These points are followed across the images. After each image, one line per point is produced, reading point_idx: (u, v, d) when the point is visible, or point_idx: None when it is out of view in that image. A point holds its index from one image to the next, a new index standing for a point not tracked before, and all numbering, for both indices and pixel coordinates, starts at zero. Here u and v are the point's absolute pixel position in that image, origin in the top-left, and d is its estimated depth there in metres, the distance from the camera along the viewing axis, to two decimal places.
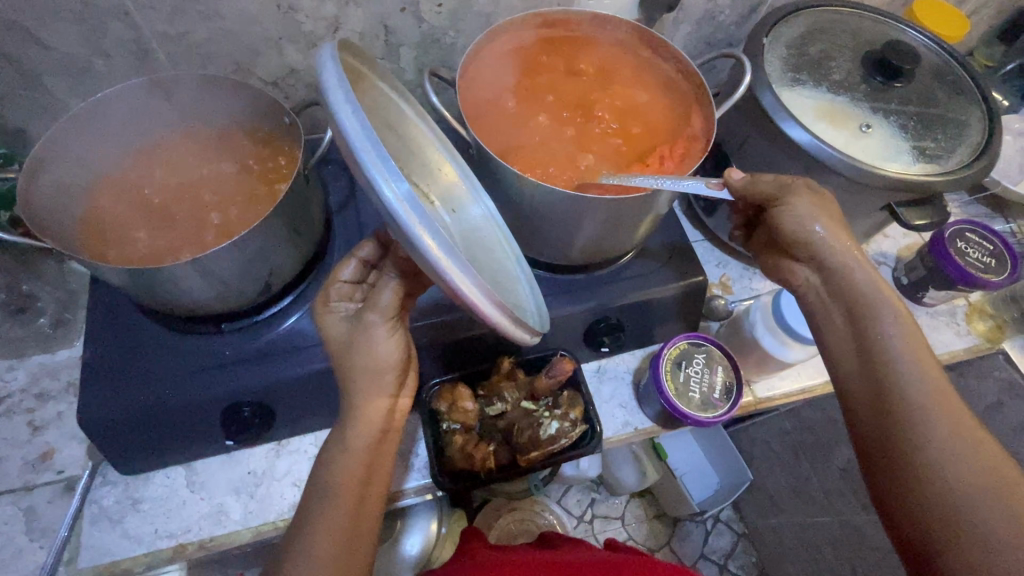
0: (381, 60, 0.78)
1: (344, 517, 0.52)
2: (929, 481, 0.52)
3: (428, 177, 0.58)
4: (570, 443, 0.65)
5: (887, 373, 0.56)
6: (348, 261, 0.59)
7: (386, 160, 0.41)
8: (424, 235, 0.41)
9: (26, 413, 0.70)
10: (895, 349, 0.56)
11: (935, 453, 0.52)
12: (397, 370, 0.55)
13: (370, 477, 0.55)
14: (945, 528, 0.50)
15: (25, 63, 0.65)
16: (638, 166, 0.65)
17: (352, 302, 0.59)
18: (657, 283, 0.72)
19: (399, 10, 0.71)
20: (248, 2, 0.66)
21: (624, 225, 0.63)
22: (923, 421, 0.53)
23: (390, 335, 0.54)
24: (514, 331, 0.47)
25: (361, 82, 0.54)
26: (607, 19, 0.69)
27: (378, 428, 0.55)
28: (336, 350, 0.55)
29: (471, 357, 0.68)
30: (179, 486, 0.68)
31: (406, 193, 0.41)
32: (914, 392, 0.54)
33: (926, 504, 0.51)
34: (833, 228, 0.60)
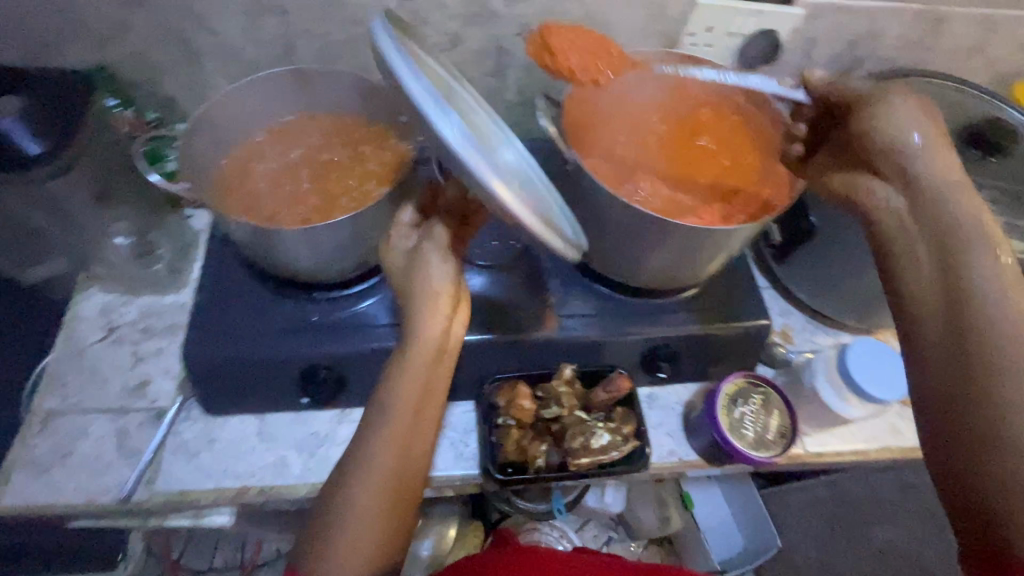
0: (489, 77, 0.84)
1: (398, 435, 0.57)
2: (997, 418, 0.40)
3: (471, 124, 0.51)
4: (620, 457, 0.66)
5: (954, 313, 0.43)
6: (405, 206, 0.62)
7: (434, 97, 0.49)
8: (473, 157, 0.48)
9: (132, 345, 0.78)
10: (977, 272, 0.43)
11: (1015, 388, 0.40)
12: (451, 293, 0.59)
13: (424, 404, 0.59)
14: (1007, 471, 0.39)
15: (192, 43, 0.76)
16: (728, 204, 0.67)
17: (410, 239, 0.62)
18: (722, 318, 0.74)
19: (514, 34, 0.78)
20: (386, 11, 0.74)
21: (700, 255, 0.65)
22: (987, 374, 0.41)
23: (444, 262, 0.59)
24: (552, 239, 0.51)
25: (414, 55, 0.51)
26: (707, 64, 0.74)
27: (436, 346, 0.58)
28: (396, 284, 0.60)
29: (532, 358, 0.71)
30: (250, 433, 0.74)
31: (458, 127, 0.49)
32: (1012, 338, 0.41)
33: (989, 471, 0.40)
34: (933, 138, 0.48)
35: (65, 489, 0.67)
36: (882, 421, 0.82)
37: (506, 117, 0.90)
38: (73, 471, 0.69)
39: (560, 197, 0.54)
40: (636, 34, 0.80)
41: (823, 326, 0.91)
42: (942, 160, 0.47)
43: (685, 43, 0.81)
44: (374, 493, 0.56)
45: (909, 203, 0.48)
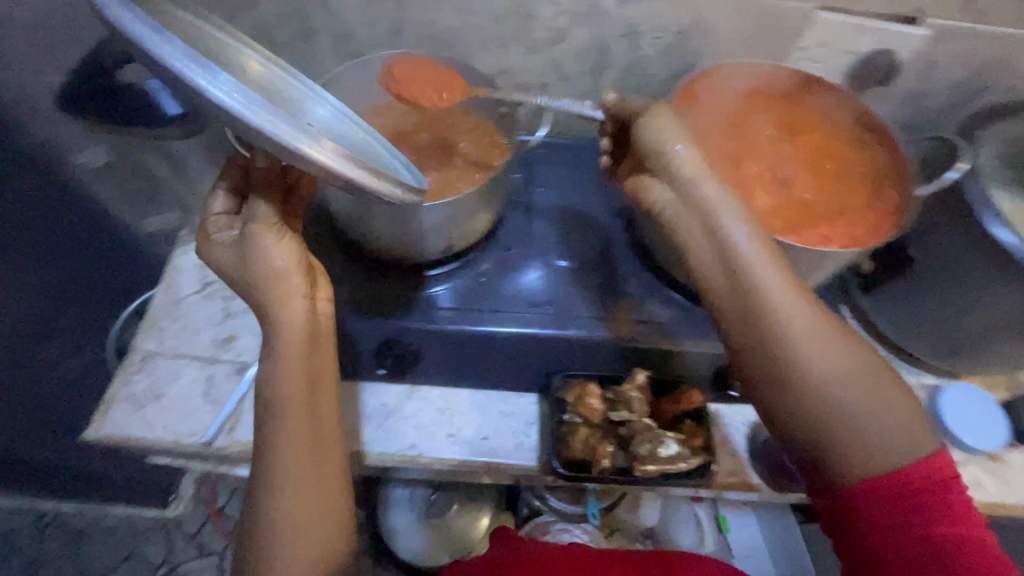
0: (587, 76, 0.84)
1: (301, 424, 0.58)
2: (814, 389, 0.53)
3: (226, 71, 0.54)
4: (687, 468, 0.66)
5: (755, 306, 0.55)
6: (217, 194, 0.62)
7: (199, 64, 0.44)
8: (277, 126, 0.45)
9: (223, 300, 0.83)
10: (762, 275, 0.55)
11: (816, 365, 0.53)
12: (301, 272, 0.58)
13: (314, 387, 0.60)
14: (842, 434, 0.53)
15: (310, 21, 0.79)
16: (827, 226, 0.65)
17: (231, 229, 0.61)
18: None
19: (620, 35, 0.78)
20: (497, 4, 0.75)
21: (790, 273, 0.65)
22: (791, 332, 0.54)
23: (280, 240, 0.57)
24: (384, 188, 0.50)
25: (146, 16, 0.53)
26: (816, 82, 0.72)
27: (306, 331, 0.59)
28: (233, 273, 0.58)
29: (604, 359, 0.71)
30: None
31: (236, 89, 0.44)
32: (791, 318, 0.54)
33: (820, 427, 0.54)
34: (688, 146, 0.58)
35: (156, 426, 0.73)
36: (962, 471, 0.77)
37: (596, 117, 0.90)
38: (164, 411, 0.74)
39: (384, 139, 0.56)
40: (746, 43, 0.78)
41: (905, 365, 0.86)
42: (700, 164, 0.58)
43: (796, 57, 0.79)
44: (303, 498, 0.57)
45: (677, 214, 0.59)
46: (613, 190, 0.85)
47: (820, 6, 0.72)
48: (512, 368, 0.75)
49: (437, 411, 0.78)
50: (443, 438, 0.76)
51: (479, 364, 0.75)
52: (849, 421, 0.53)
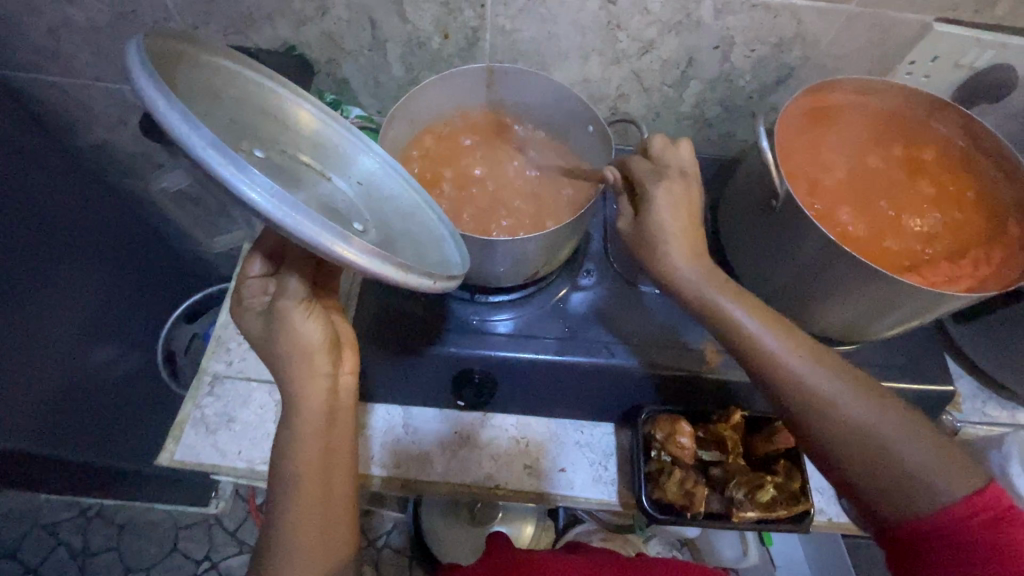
0: (669, 88, 0.80)
1: (314, 502, 0.58)
2: (850, 441, 0.52)
3: (297, 140, 0.54)
4: (787, 515, 0.62)
5: (767, 366, 0.55)
6: (252, 258, 0.61)
7: (233, 160, 0.39)
8: (314, 231, 0.40)
9: None
10: (751, 326, 0.55)
11: (847, 415, 0.52)
12: (327, 350, 0.58)
13: (331, 459, 0.59)
14: (887, 481, 0.50)
15: (383, 29, 0.76)
16: (953, 261, 0.61)
17: (266, 294, 0.60)
18: (894, 378, 0.71)
19: (711, 46, 0.74)
20: (584, 14, 0.71)
21: (901, 313, 0.61)
22: (812, 390, 0.53)
23: (308, 316, 0.57)
24: (415, 281, 0.46)
25: (209, 68, 0.51)
26: (932, 100, 0.65)
27: (325, 408, 0.58)
28: (259, 345, 0.59)
29: (683, 392, 0.68)
30: (396, 424, 0.76)
31: (267, 186, 0.39)
32: (807, 372, 0.54)
33: (851, 461, 0.52)
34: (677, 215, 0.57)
35: (229, 452, 0.71)
36: None
37: (672, 128, 0.86)
38: (237, 436, 0.72)
39: (437, 210, 0.57)
40: (848, 56, 0.73)
41: (998, 398, 0.82)
42: (692, 257, 0.57)
43: (900, 70, 0.74)
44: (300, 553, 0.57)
45: (686, 301, 0.57)
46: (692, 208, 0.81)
47: (938, 16, 0.67)
48: (591, 399, 0.72)
49: (513, 440, 0.75)
50: (521, 469, 0.73)
51: (560, 393, 0.71)
52: (893, 460, 0.50)
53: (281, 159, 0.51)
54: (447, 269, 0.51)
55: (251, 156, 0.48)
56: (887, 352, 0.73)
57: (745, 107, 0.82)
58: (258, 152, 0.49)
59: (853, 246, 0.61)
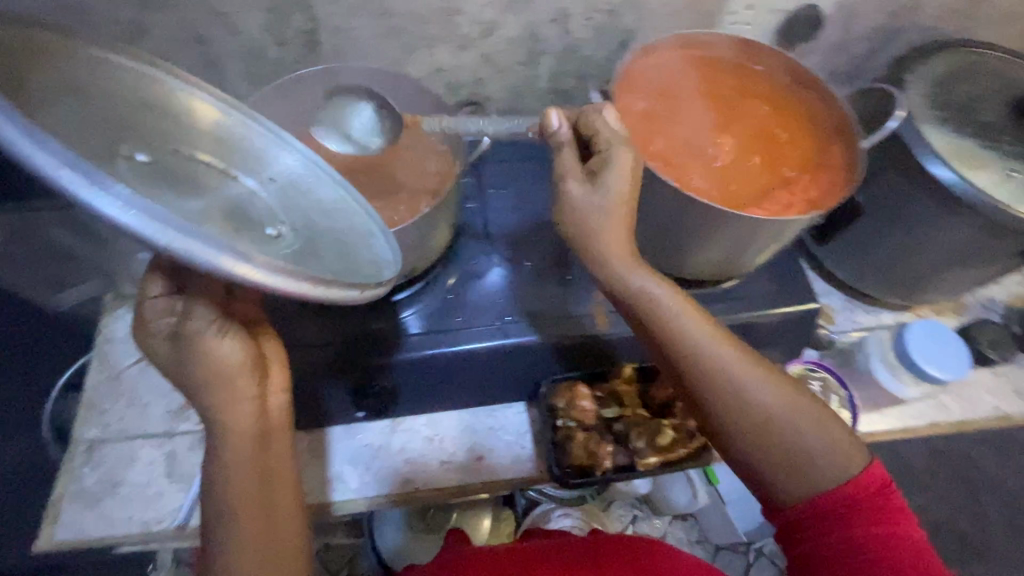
0: (522, 66, 0.81)
1: (258, 525, 0.51)
2: (760, 434, 0.54)
3: (196, 136, 0.49)
4: (687, 453, 0.66)
5: (692, 357, 0.54)
6: (153, 276, 0.53)
7: (94, 175, 0.33)
8: (203, 248, 0.35)
9: None
10: (673, 321, 0.54)
11: (762, 409, 0.53)
12: (249, 370, 0.53)
13: (269, 487, 0.53)
14: (790, 471, 0.53)
15: (212, 44, 0.71)
16: (788, 189, 0.66)
17: (171, 317, 0.53)
18: (764, 306, 0.77)
19: (550, 20, 0.75)
20: (417, 3, 0.70)
21: (756, 244, 0.65)
22: (732, 384, 0.54)
23: (223, 334, 0.52)
24: (338, 293, 0.42)
25: (74, 60, 0.45)
26: (753, 46, 0.71)
27: (253, 431, 0.53)
28: (170, 374, 0.53)
29: (581, 360, 0.69)
30: (302, 450, 0.73)
31: (125, 197, 0.33)
32: (725, 363, 0.54)
33: (753, 447, 0.54)
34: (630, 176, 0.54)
35: (117, 520, 0.65)
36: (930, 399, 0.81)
37: (537, 106, 0.87)
38: (125, 501, 0.66)
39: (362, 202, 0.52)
40: (677, 14, 0.77)
41: (864, 306, 0.90)
42: (623, 253, 0.55)
43: (726, 21, 0.79)
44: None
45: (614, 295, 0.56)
46: None
47: None
48: (497, 382, 0.72)
49: (426, 439, 0.74)
50: (437, 467, 0.73)
51: (463, 384, 0.71)
52: (794, 453, 0.53)
53: (174, 159, 0.46)
54: (374, 273, 0.48)
55: (133, 161, 0.44)
56: (758, 284, 0.79)
57: (599, 75, 0.84)
58: (140, 153, 0.45)
59: (696, 188, 0.64)
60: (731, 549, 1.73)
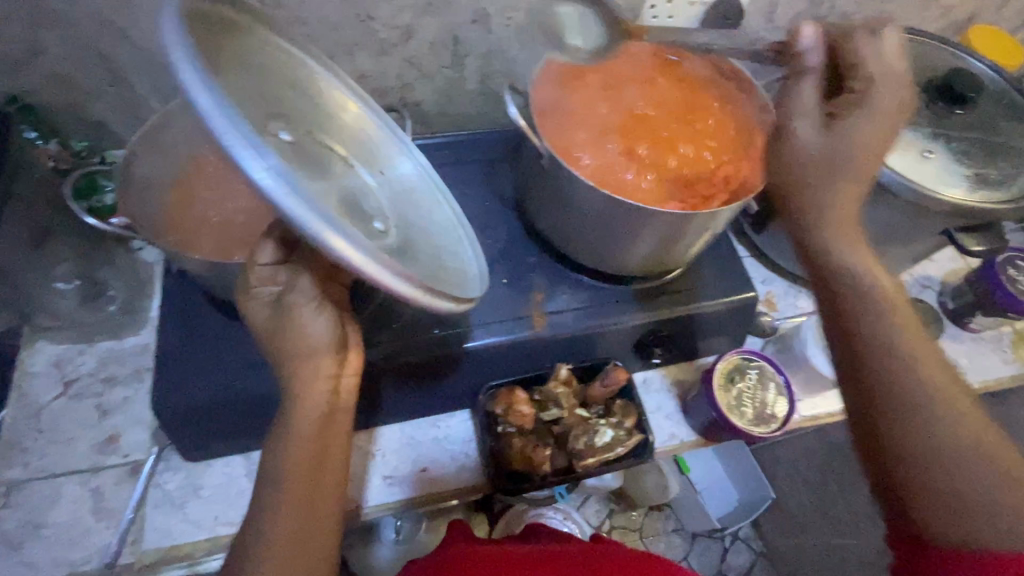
0: (447, 69, 0.80)
1: (297, 506, 0.53)
2: (947, 460, 0.48)
3: (350, 140, 0.57)
4: (625, 452, 0.67)
5: (874, 343, 0.51)
6: (263, 243, 0.54)
7: (251, 134, 0.37)
8: (313, 219, 0.38)
9: (94, 397, 0.72)
10: (872, 310, 0.52)
11: (943, 424, 0.49)
12: (334, 348, 0.54)
13: (322, 467, 0.54)
14: (952, 502, 0.47)
15: (116, 60, 0.68)
16: (711, 181, 0.67)
17: (275, 285, 0.55)
18: (708, 296, 0.75)
19: (470, 21, 0.74)
20: (329, 9, 0.69)
21: (685, 239, 0.65)
22: (915, 389, 0.50)
23: (319, 312, 0.54)
24: (438, 300, 0.45)
25: (230, 34, 0.51)
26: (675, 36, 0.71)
27: (323, 409, 0.54)
28: (266, 337, 0.55)
29: (518, 362, 0.70)
30: (238, 475, 0.69)
31: (273, 167, 0.37)
32: (910, 358, 0.51)
33: (910, 450, 0.49)
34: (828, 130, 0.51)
35: (40, 564, 0.63)
36: None
37: (468, 109, 0.86)
38: (49, 543, 0.64)
39: (469, 226, 0.61)
40: None
41: (805, 290, 0.91)
42: (841, 228, 0.53)
43: (647, 16, 0.79)
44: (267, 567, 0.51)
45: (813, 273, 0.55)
46: (500, 181, 0.82)
47: None
48: (436, 391, 0.71)
49: (398, 452, 0.73)
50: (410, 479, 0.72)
51: (402, 396, 0.70)
52: (949, 483, 0.47)
53: (309, 142, 0.51)
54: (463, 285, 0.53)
55: (279, 138, 0.48)
56: (699, 272, 0.77)
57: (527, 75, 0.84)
58: (284, 132, 0.49)
59: (619, 190, 0.65)
60: (708, 536, 1.68)
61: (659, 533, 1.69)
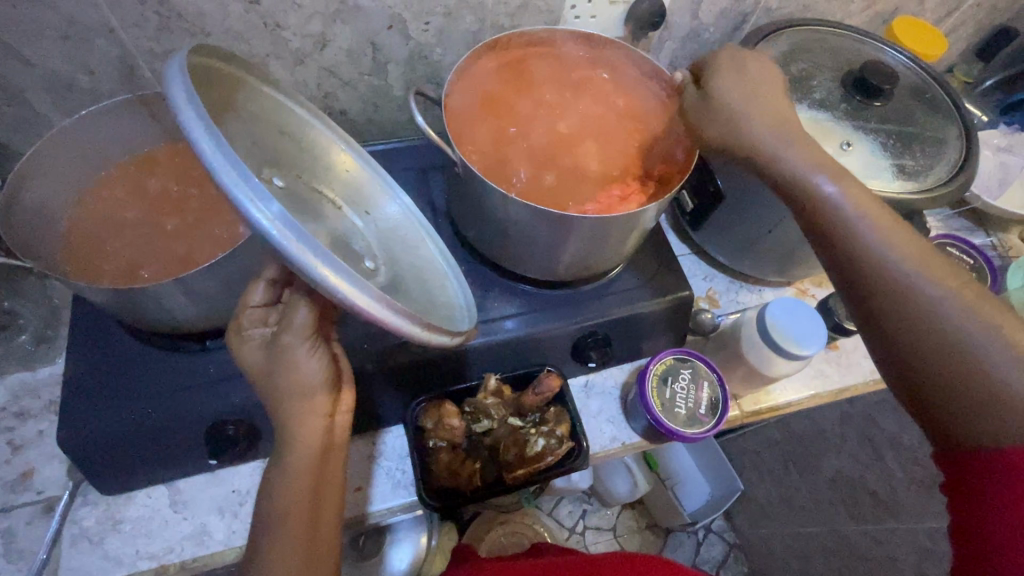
0: (370, 77, 0.78)
1: (292, 539, 0.52)
2: (983, 376, 0.46)
3: (336, 179, 0.58)
4: (556, 460, 0.67)
5: (882, 283, 0.51)
6: (256, 284, 0.54)
7: (256, 183, 0.38)
8: (312, 261, 0.39)
9: (6, 432, 0.69)
10: (877, 243, 0.52)
11: (977, 343, 0.46)
12: (328, 388, 0.54)
13: (320, 501, 0.55)
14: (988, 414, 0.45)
15: (9, 80, 0.65)
16: (625, 185, 0.68)
17: (266, 325, 0.55)
18: (644, 298, 0.74)
19: (386, 27, 0.72)
20: (234, 19, 0.66)
21: (607, 244, 0.65)
22: (936, 310, 0.49)
23: (313, 352, 0.52)
24: (435, 337, 0.48)
25: (235, 88, 0.52)
26: (592, 38, 0.72)
27: (319, 449, 0.54)
28: (260, 379, 0.54)
29: (444, 373, 0.69)
30: (161, 506, 0.66)
31: (279, 215, 0.39)
32: (930, 289, 0.49)
33: (932, 375, 0.48)
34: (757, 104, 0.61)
35: None
36: (810, 369, 0.84)
37: (397, 116, 0.85)
38: None
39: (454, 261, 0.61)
40: (516, 11, 0.76)
41: (747, 285, 0.91)
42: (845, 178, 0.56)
43: (569, 16, 0.78)
44: None
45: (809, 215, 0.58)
46: (430, 189, 0.81)
47: None
48: (367, 407, 0.69)
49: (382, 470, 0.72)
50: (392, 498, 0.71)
51: None
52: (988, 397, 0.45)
53: (299, 188, 0.53)
54: (454, 320, 0.55)
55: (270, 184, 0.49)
56: (632, 272, 0.76)
57: None
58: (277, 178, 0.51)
59: (533, 195, 0.66)
60: (682, 532, 1.67)
61: (632, 531, 1.68)
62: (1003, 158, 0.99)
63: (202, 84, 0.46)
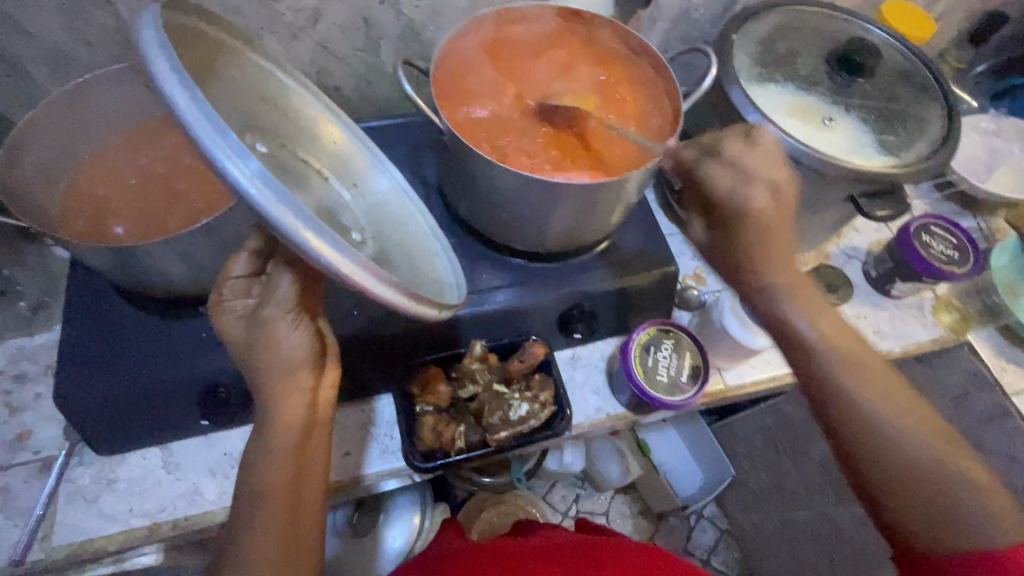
0: (363, 53, 0.79)
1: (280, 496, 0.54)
2: (908, 474, 0.57)
3: (325, 150, 0.60)
4: (540, 423, 0.70)
5: (831, 395, 0.62)
6: (238, 255, 0.55)
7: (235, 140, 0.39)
8: (292, 220, 0.40)
9: (4, 395, 0.71)
10: (826, 352, 0.63)
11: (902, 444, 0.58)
12: (311, 362, 0.55)
13: (305, 464, 0.57)
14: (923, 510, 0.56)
15: (8, 50, 0.67)
16: (585, 156, 0.69)
17: (249, 297, 0.57)
18: (629, 271, 0.75)
19: (379, 2, 0.73)
20: None
21: (598, 215, 0.66)
22: (874, 418, 0.60)
23: (296, 325, 0.54)
24: (422, 309, 0.49)
25: (217, 50, 0.53)
26: (579, 14, 0.74)
27: (301, 423, 0.55)
28: (240, 355, 0.55)
29: (432, 341, 0.70)
30: (156, 466, 0.68)
31: (257, 172, 0.40)
32: (871, 403, 0.60)
33: (875, 472, 0.59)
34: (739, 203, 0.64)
35: None
36: None
37: (389, 93, 0.86)
38: None
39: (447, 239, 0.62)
40: None
41: None
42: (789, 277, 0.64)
43: None
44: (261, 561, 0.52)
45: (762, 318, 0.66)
46: (421, 164, 0.82)
47: None
48: (357, 373, 0.71)
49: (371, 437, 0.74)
50: (379, 465, 0.72)
51: None
52: (921, 496, 0.57)
53: (281, 156, 0.55)
54: (445, 293, 0.57)
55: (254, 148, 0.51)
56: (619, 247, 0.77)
57: None
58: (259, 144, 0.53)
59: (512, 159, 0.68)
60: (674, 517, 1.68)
61: (625, 516, 1.69)
62: (990, 142, 1.00)
63: (179, 42, 0.46)
